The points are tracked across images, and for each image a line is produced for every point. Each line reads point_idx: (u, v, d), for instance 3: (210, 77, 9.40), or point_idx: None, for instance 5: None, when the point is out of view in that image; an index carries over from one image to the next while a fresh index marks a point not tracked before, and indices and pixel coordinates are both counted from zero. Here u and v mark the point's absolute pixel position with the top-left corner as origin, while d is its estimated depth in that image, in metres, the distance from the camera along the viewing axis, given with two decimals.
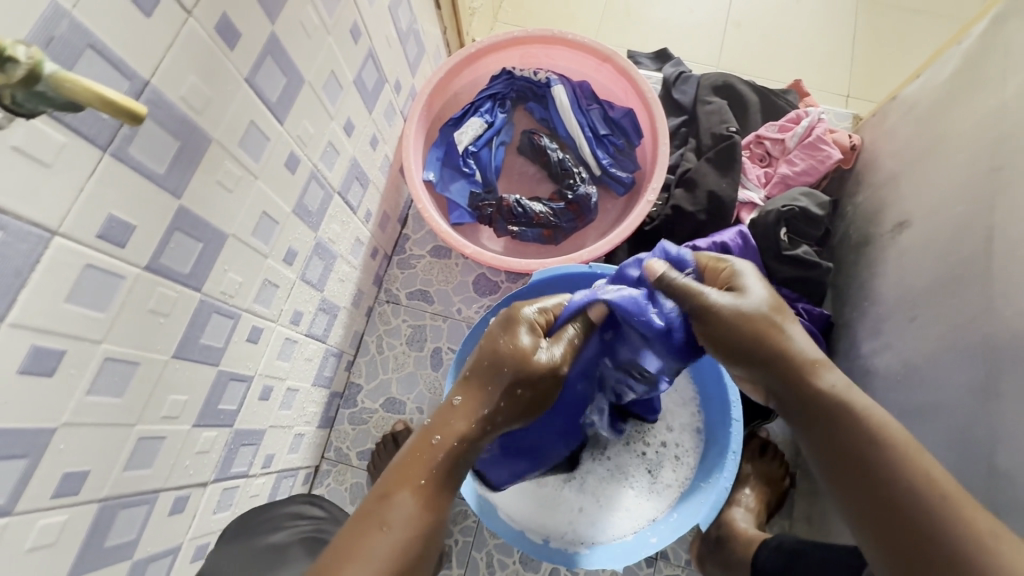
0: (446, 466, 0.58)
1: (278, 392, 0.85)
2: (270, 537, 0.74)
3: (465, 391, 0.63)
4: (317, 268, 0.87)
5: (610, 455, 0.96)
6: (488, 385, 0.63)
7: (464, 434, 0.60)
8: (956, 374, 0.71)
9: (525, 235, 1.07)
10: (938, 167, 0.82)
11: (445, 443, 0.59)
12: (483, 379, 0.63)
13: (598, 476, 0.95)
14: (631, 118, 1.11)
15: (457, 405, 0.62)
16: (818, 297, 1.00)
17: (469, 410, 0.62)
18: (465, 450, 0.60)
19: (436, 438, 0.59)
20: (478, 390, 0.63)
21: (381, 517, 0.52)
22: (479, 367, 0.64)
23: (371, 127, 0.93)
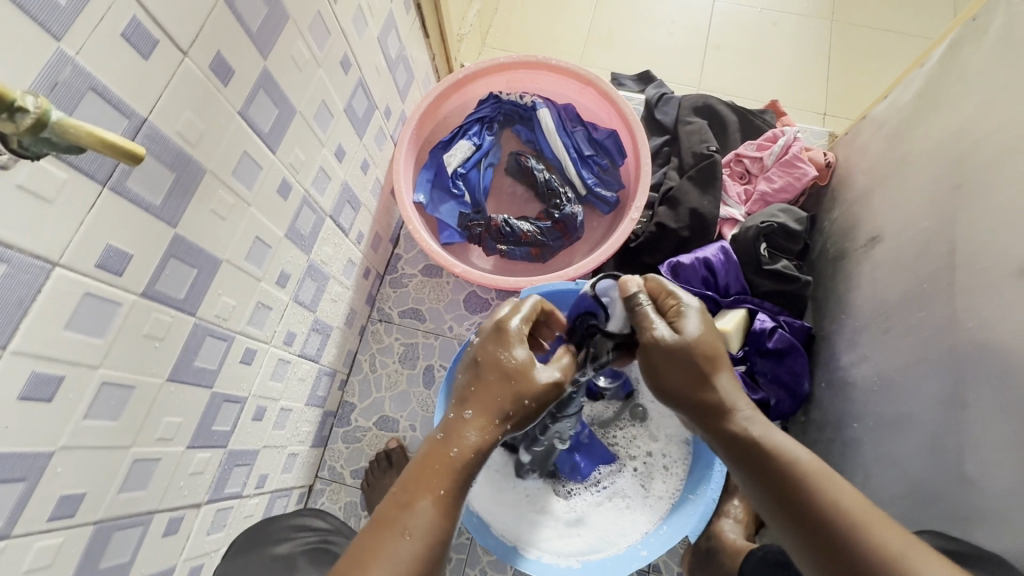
0: (464, 477, 0.58)
1: (272, 412, 0.87)
2: (277, 548, 0.76)
3: (478, 407, 0.61)
4: (310, 289, 0.89)
5: (607, 484, 0.99)
6: (497, 397, 0.62)
7: (481, 447, 0.59)
8: (928, 383, 0.74)
9: (514, 254, 1.10)
10: (905, 184, 0.86)
11: (463, 456, 0.58)
12: (491, 392, 0.62)
13: (596, 503, 0.97)
14: (614, 138, 1.15)
15: (470, 417, 0.61)
16: (799, 310, 1.03)
17: (483, 423, 0.61)
18: (483, 460, 0.60)
19: (454, 451, 0.58)
20: (487, 404, 0.62)
21: (403, 524, 0.53)
22: (487, 381, 0.63)
23: (362, 152, 0.96)
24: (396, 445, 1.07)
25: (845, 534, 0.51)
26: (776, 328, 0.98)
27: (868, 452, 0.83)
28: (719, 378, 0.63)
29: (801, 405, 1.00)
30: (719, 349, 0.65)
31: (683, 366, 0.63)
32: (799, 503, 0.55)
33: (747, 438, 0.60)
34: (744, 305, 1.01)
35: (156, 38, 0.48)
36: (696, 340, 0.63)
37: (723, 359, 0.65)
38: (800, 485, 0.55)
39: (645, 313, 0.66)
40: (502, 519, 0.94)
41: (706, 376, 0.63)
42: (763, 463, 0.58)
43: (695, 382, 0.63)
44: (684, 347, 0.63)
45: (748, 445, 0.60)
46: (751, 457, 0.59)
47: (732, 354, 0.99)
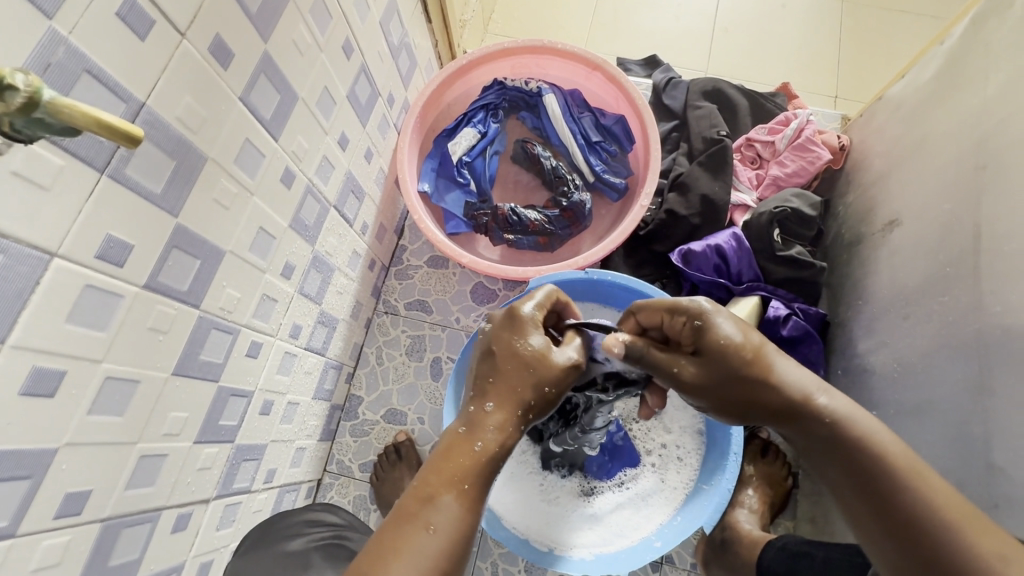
0: (487, 471, 0.55)
1: (279, 407, 0.86)
2: (287, 544, 0.74)
3: (499, 398, 0.58)
4: (315, 281, 0.88)
5: (629, 481, 0.96)
6: (519, 386, 0.59)
7: (503, 440, 0.57)
8: (949, 369, 0.71)
9: (521, 243, 1.08)
10: (925, 165, 0.83)
11: (488, 449, 0.56)
12: (513, 381, 0.59)
13: (616, 498, 0.95)
14: (622, 124, 1.12)
15: (491, 410, 0.57)
16: (813, 297, 1.01)
17: (507, 414, 0.58)
18: (504, 452, 0.57)
19: (478, 444, 0.55)
20: (509, 393, 0.58)
21: (427, 520, 0.51)
22: (508, 367, 0.59)
23: (366, 141, 0.94)
24: (404, 439, 1.06)
25: (936, 538, 0.50)
26: (790, 315, 0.96)
27: None
28: (776, 372, 0.60)
29: None
30: (761, 344, 0.61)
31: (731, 377, 0.60)
32: (886, 498, 0.53)
33: (827, 429, 0.58)
34: (757, 293, 0.99)
35: (153, 18, 0.46)
36: (733, 349, 0.60)
37: (771, 355, 0.61)
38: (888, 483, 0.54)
39: (658, 358, 0.63)
40: (516, 512, 0.92)
41: (758, 380, 0.60)
42: (847, 454, 0.57)
43: (752, 385, 0.60)
44: (721, 361, 0.60)
45: (833, 433, 0.58)
46: (833, 447, 0.58)
47: None
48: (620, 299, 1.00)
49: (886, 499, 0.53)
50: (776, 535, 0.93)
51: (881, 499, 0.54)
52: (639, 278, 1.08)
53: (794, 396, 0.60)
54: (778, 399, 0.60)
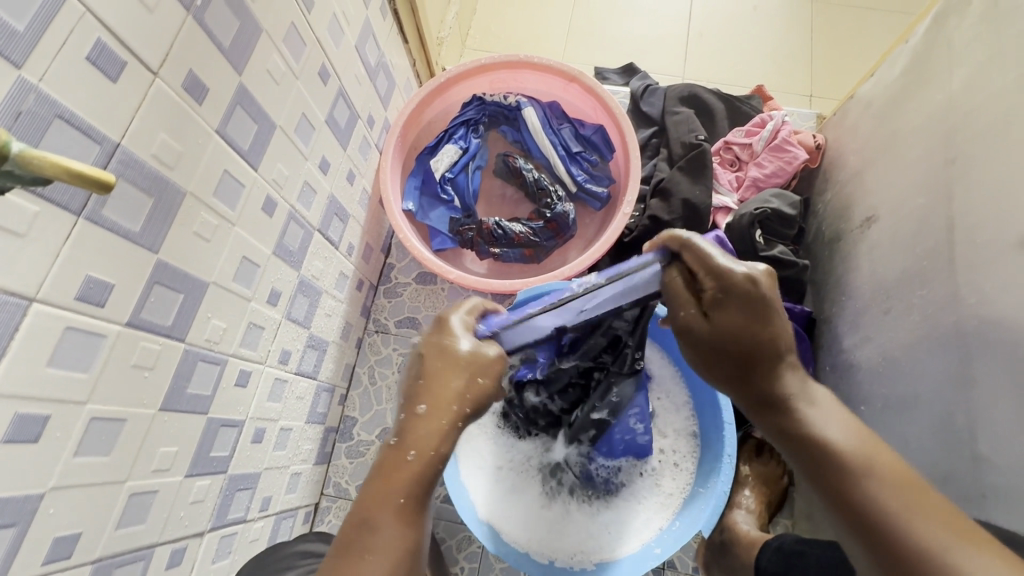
0: (423, 482, 0.55)
1: (272, 433, 0.85)
2: None
3: (429, 399, 0.57)
4: (303, 306, 0.88)
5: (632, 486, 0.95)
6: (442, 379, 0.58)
7: (439, 444, 0.56)
8: (927, 360, 0.72)
9: (507, 256, 1.08)
10: (896, 160, 0.84)
11: (420, 457, 0.55)
12: (437, 377, 0.58)
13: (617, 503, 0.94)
14: (602, 133, 1.13)
15: (423, 414, 0.57)
16: (797, 295, 1.01)
17: (440, 413, 0.57)
18: (443, 459, 0.56)
19: (410, 455, 0.55)
20: (435, 391, 0.58)
21: (363, 545, 0.51)
22: (434, 368, 0.59)
23: (347, 163, 0.95)
24: None
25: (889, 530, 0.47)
26: None
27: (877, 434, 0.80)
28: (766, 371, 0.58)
29: None
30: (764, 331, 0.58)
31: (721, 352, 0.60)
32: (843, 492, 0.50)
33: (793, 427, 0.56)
34: None
35: (124, 60, 0.47)
36: (728, 323, 0.58)
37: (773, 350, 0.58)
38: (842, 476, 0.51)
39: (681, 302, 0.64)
40: (518, 526, 0.92)
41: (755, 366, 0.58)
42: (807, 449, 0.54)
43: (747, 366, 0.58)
44: (721, 330, 0.59)
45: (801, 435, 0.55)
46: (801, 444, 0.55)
47: None
48: None
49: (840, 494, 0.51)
50: (775, 534, 0.94)
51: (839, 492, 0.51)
52: None
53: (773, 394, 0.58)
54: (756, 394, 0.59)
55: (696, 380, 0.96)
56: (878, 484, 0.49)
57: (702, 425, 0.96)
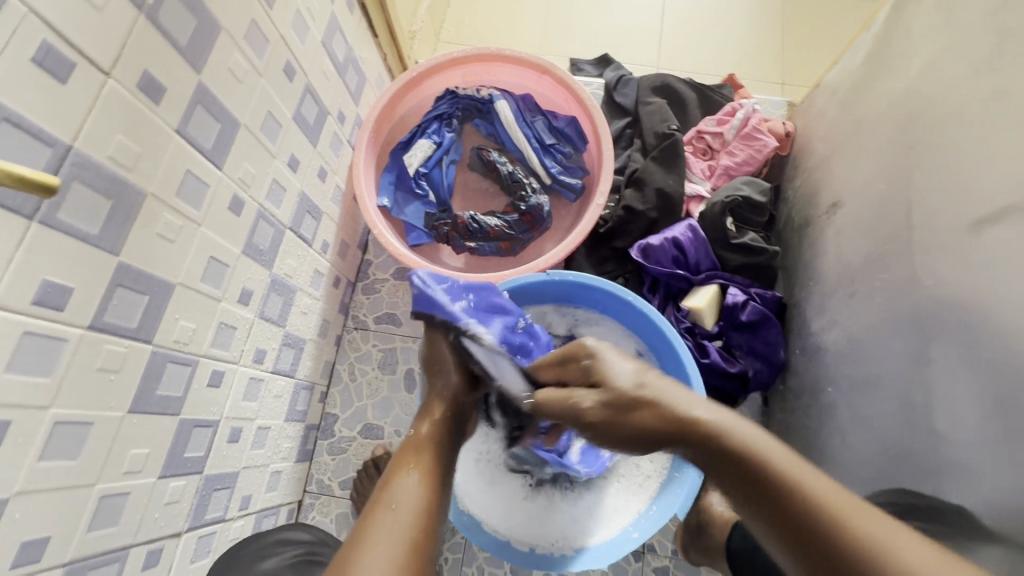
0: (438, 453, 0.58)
1: (248, 433, 0.85)
2: (259, 564, 0.73)
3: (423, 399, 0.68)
4: (276, 304, 0.87)
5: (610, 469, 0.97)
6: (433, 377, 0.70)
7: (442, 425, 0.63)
8: (886, 341, 0.74)
9: (483, 250, 1.08)
10: (859, 146, 0.86)
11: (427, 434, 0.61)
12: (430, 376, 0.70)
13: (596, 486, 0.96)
14: (575, 125, 1.14)
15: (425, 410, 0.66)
16: (769, 281, 1.03)
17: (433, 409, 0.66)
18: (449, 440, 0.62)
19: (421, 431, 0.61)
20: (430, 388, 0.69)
21: (388, 498, 0.49)
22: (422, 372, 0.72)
23: (318, 160, 0.94)
24: (382, 452, 1.06)
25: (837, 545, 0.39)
26: (748, 301, 0.99)
27: (843, 414, 0.82)
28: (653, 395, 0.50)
29: (779, 373, 1.00)
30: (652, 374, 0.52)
31: (606, 418, 0.52)
32: (780, 506, 0.42)
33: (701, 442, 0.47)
34: (716, 281, 1.02)
35: (72, 61, 0.47)
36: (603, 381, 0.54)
37: (650, 379, 0.52)
38: (773, 488, 0.43)
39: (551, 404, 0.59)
40: (499, 514, 0.94)
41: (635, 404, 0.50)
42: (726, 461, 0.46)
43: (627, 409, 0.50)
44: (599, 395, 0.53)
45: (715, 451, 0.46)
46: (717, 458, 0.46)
47: (707, 331, 1.01)
48: (582, 297, 1.02)
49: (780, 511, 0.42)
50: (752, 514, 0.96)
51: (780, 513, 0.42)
52: (602, 275, 1.10)
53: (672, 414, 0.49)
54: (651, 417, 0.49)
55: (672, 367, 0.97)
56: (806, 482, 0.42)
57: None
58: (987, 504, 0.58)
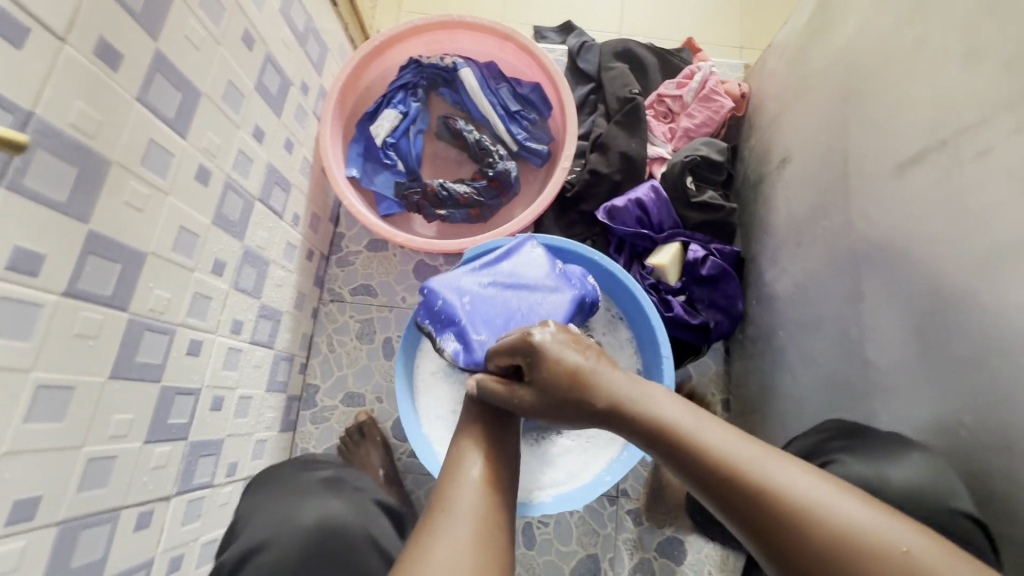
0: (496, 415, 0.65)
1: (231, 401, 0.87)
2: (314, 474, 0.81)
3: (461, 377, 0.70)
4: (250, 275, 0.89)
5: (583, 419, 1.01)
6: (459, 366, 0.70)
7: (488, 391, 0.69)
8: (827, 283, 0.79)
9: (454, 217, 1.10)
10: (805, 102, 0.90)
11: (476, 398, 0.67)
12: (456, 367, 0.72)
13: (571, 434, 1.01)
14: (539, 92, 1.16)
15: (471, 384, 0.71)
16: (728, 237, 1.08)
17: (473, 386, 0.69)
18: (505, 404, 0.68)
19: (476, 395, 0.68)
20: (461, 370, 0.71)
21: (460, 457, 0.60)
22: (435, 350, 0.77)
23: (283, 131, 0.95)
24: (365, 418, 1.10)
25: (759, 493, 0.48)
26: (708, 256, 1.04)
27: (793, 355, 0.89)
28: (594, 384, 0.58)
29: (738, 323, 1.06)
30: (583, 361, 0.59)
31: (557, 402, 0.59)
32: (708, 470, 0.51)
33: (638, 421, 0.55)
34: (678, 238, 1.06)
35: (26, 26, 0.47)
36: (550, 376, 0.59)
37: (590, 369, 0.58)
38: (696, 453, 0.51)
39: (493, 388, 0.64)
40: None
41: (582, 394, 0.58)
42: (656, 435, 0.54)
43: (574, 403, 0.58)
44: (549, 389, 0.59)
45: (647, 428, 0.55)
46: (651, 436, 0.55)
47: (671, 286, 1.05)
48: None
49: (708, 473, 0.51)
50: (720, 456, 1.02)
51: (706, 473, 0.51)
52: (570, 238, 1.14)
53: (609, 399, 0.57)
54: (594, 403, 0.57)
55: (639, 321, 1.02)
56: (726, 446, 0.51)
57: (647, 364, 1.02)
58: (914, 423, 0.64)
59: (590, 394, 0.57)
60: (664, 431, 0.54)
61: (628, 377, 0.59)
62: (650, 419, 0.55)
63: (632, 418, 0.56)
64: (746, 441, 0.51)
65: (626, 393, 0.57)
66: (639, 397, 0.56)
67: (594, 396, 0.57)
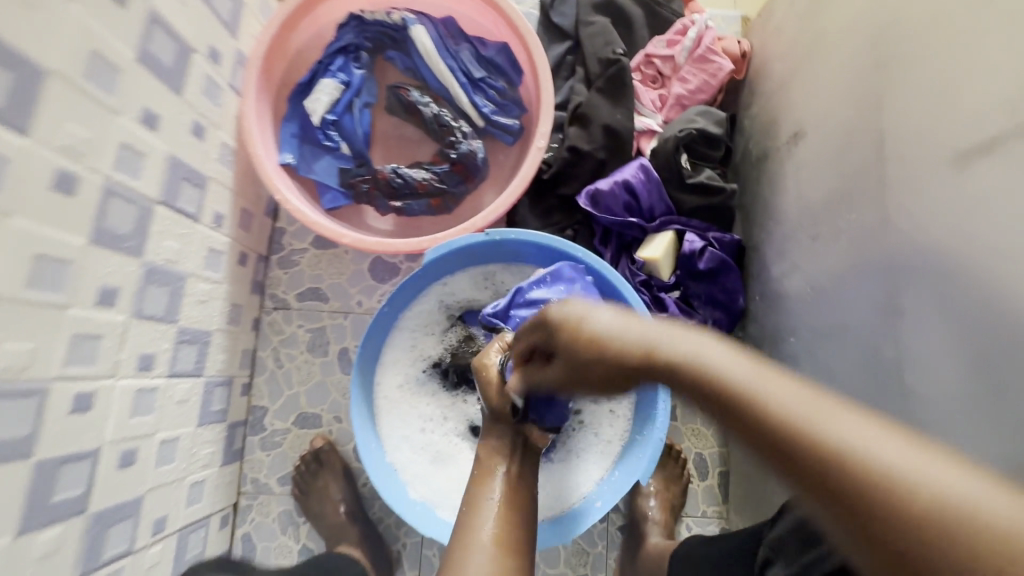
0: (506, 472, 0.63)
1: (149, 450, 0.72)
2: None
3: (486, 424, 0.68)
4: (159, 298, 0.72)
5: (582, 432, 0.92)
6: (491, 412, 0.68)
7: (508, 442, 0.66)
8: (854, 284, 0.67)
9: (411, 210, 0.94)
10: (824, 64, 0.75)
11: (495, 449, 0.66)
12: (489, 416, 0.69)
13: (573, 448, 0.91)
14: (507, 54, 0.97)
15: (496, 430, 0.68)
16: (727, 223, 0.95)
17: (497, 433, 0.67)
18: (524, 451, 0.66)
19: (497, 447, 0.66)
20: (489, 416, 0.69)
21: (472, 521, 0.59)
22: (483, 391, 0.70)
23: (189, 113, 0.76)
24: (322, 443, 0.97)
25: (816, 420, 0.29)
26: (706, 247, 0.91)
27: (805, 364, 0.78)
28: (606, 343, 0.42)
29: (738, 320, 0.95)
30: (599, 321, 0.44)
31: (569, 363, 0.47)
32: (766, 438, 0.31)
33: (668, 381, 0.38)
34: (672, 227, 0.93)
35: None
36: (565, 341, 0.47)
37: (603, 327, 0.43)
38: (744, 405, 0.32)
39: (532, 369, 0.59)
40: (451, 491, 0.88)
41: (596, 353, 0.43)
42: (695, 396, 0.36)
43: (587, 368, 0.44)
44: (570, 354, 0.46)
45: (682, 387, 0.37)
46: (689, 390, 0.37)
47: (664, 282, 0.93)
48: (530, 256, 0.91)
49: (768, 439, 0.31)
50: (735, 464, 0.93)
51: (759, 439, 0.31)
52: (549, 227, 0.99)
53: (624, 357, 0.40)
54: (609, 362, 0.42)
55: None
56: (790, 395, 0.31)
57: None
58: None
59: (603, 356, 0.42)
60: (702, 387, 0.35)
61: (658, 323, 0.41)
62: (683, 375, 0.37)
63: (657, 375, 0.38)
64: (840, 400, 0.30)
65: (658, 343, 0.39)
66: (670, 346, 0.38)
67: (608, 358, 0.42)
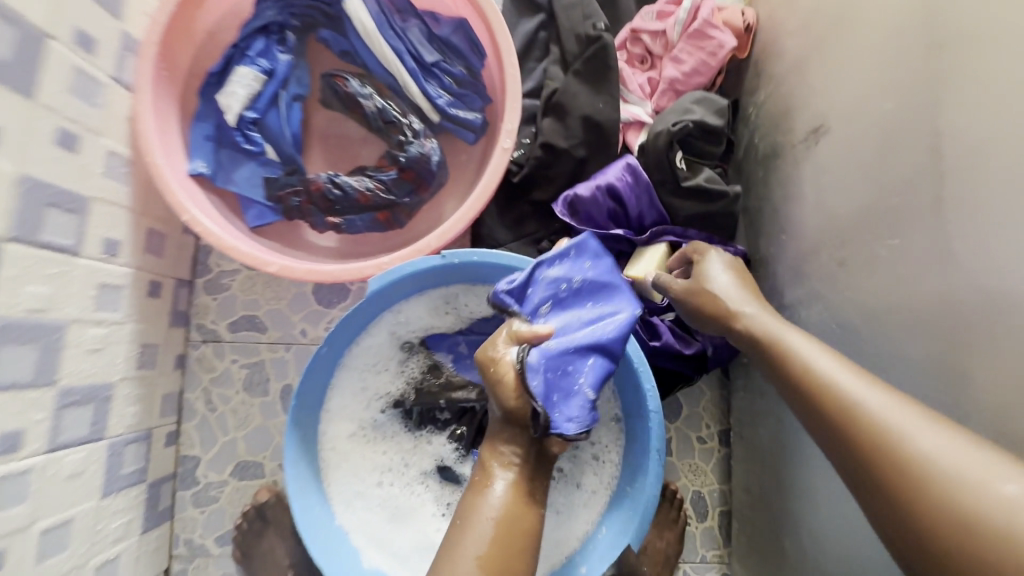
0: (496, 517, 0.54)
1: (25, 545, 0.59)
2: None
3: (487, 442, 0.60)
4: (19, 359, 0.57)
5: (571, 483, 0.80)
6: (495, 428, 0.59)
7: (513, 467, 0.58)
8: (884, 331, 0.53)
9: (353, 226, 0.78)
10: (853, 43, 0.60)
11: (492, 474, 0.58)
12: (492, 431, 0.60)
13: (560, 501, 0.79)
14: (464, 32, 0.81)
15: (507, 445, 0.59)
16: (729, 231, 0.81)
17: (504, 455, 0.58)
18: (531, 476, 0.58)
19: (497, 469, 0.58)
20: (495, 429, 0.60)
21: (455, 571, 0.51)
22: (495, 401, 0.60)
23: (49, 118, 0.59)
24: (267, 497, 0.83)
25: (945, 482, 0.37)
26: None
27: None
28: (813, 368, 0.48)
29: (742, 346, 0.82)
30: (791, 340, 0.52)
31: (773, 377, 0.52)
32: (888, 484, 0.40)
33: (845, 427, 0.44)
34: (666, 239, 0.78)
35: None
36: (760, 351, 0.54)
37: (803, 353, 0.50)
38: (882, 457, 0.41)
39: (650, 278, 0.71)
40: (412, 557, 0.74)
41: (792, 378, 0.50)
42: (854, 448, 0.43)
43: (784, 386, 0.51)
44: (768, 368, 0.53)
45: (854, 441, 0.43)
46: (831, 436, 0.45)
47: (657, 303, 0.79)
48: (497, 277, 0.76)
49: (881, 474, 0.41)
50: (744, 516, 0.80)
51: (884, 481, 0.41)
52: (521, 239, 0.84)
53: (819, 386, 0.47)
54: (801, 398, 0.48)
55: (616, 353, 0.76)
56: (923, 442, 0.40)
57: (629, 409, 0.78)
58: None
59: (799, 380, 0.49)
60: (875, 447, 0.41)
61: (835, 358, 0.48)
62: (858, 427, 0.43)
63: (842, 423, 0.44)
64: (950, 436, 0.39)
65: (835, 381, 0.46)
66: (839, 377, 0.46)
67: (805, 383, 0.48)
